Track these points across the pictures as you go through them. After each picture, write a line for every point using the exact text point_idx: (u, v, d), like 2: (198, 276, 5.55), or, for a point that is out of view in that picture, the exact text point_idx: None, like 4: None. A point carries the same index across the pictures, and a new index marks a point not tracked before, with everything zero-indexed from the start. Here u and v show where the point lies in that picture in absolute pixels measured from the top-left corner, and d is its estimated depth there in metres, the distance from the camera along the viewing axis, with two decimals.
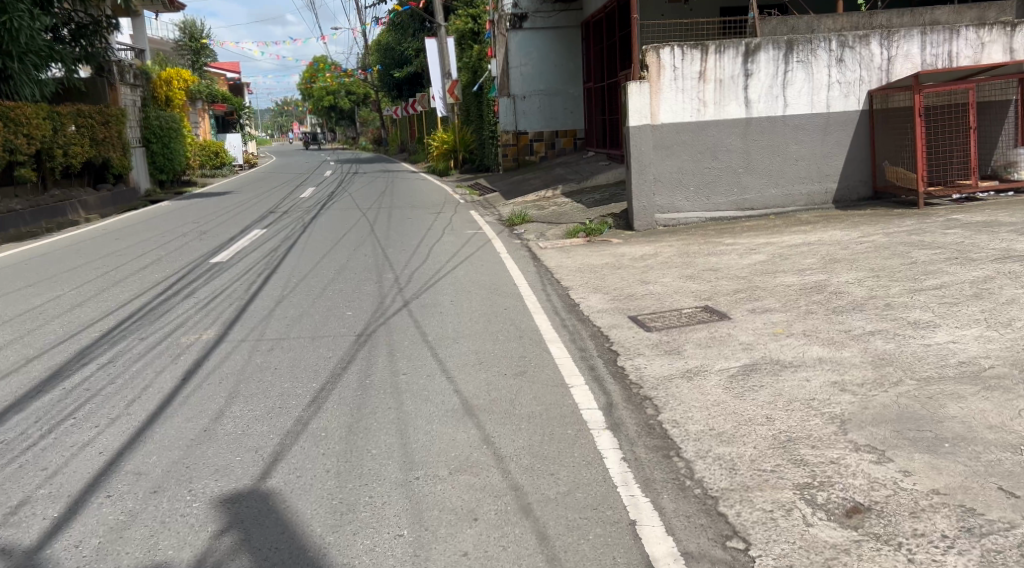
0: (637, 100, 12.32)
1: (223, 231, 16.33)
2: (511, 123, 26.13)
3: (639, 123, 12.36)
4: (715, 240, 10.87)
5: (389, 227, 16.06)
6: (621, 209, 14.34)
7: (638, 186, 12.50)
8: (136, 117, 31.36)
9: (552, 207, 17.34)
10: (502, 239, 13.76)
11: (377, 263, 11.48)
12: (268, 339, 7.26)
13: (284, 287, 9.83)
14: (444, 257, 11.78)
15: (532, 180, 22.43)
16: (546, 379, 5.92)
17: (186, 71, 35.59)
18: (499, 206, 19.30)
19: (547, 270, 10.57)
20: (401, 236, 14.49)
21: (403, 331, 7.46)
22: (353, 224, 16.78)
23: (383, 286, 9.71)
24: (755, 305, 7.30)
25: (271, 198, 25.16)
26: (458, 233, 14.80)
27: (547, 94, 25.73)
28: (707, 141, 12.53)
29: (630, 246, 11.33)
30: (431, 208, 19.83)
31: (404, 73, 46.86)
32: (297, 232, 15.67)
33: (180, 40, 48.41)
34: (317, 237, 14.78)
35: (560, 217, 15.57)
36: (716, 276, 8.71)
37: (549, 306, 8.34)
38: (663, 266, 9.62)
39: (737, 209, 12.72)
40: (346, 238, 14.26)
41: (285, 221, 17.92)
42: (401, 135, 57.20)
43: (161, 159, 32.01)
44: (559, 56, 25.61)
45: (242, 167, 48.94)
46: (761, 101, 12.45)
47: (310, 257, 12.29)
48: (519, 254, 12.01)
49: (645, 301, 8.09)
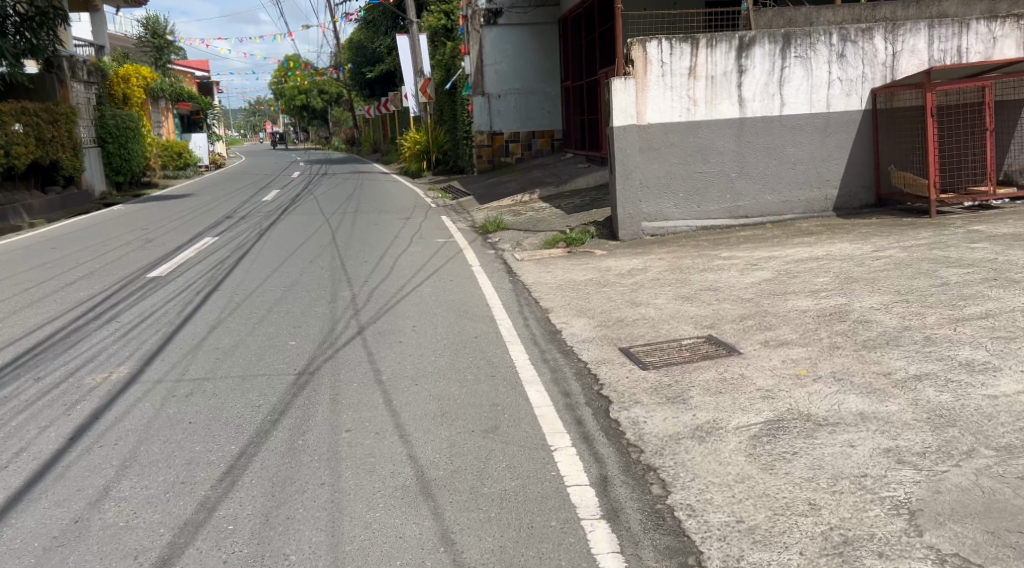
0: (621, 98, 11.21)
1: (171, 239, 15.15)
2: (485, 123, 24.90)
3: (623, 123, 11.27)
4: (710, 253, 9.80)
5: (352, 234, 14.92)
6: (604, 216, 13.24)
7: (623, 193, 11.41)
8: (91, 116, 30.04)
9: (529, 213, 16.21)
10: (474, 249, 12.63)
11: (332, 278, 10.35)
12: (188, 382, 6.13)
13: (223, 308, 8.70)
14: (409, 271, 10.67)
15: (507, 183, 21.31)
16: (523, 438, 4.78)
17: (145, 69, 34.29)
18: (472, 211, 18.17)
19: (522, 286, 9.45)
20: (364, 245, 13.35)
21: (353, 370, 6.31)
22: (315, 231, 15.64)
23: (336, 307, 8.58)
24: (768, 336, 6.20)
25: (231, 202, 23.95)
26: (427, 242, 13.68)
27: (524, 93, 24.65)
28: (698, 143, 11.46)
29: (616, 259, 10.24)
30: (399, 213, 18.71)
31: (377, 72, 45.54)
32: (252, 241, 14.52)
33: (142, 35, 46.87)
34: (273, 246, 13.63)
35: (537, 224, 14.44)
36: (717, 296, 7.61)
37: (525, 334, 7.22)
38: (655, 284, 8.52)
39: (731, 217, 11.65)
40: (303, 248, 13.13)
41: (242, 228, 16.76)
42: (374, 135, 55.84)
43: (117, 160, 30.66)
44: (535, 53, 24.49)
45: (208, 168, 47.47)
46: (756, 100, 11.37)
47: (259, 271, 11.14)
48: (492, 267, 10.90)
49: (637, 329, 6.98)
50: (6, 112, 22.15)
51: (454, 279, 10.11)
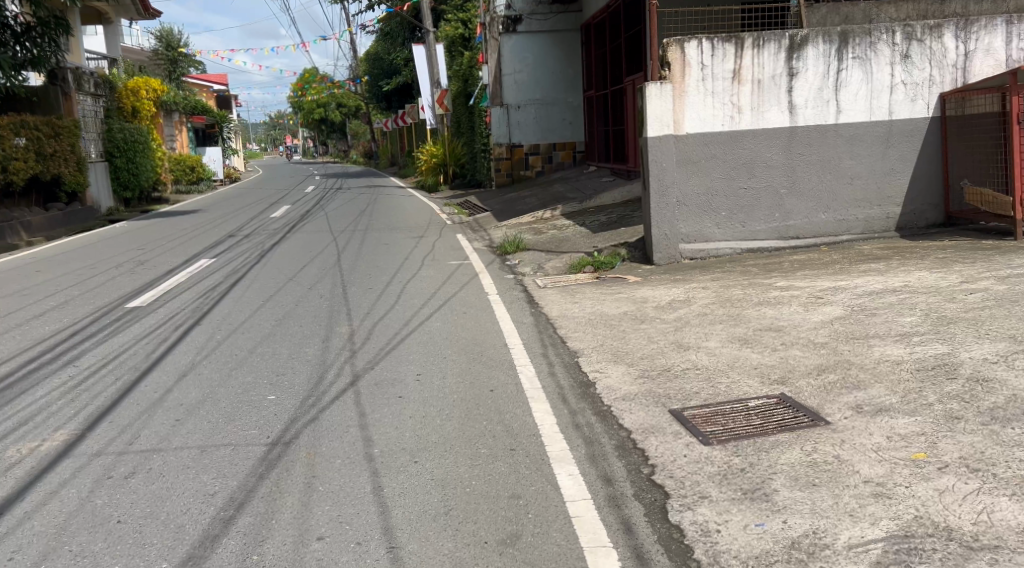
0: (656, 105, 10.00)
1: (165, 261, 14.05)
2: (504, 134, 23.74)
3: (659, 133, 10.04)
4: (761, 281, 8.52)
5: (360, 255, 13.77)
6: (635, 235, 11.97)
7: (658, 211, 10.16)
8: (99, 130, 29.19)
9: (551, 231, 14.97)
10: (492, 273, 11.43)
11: (330, 309, 9.15)
12: (132, 457, 4.93)
13: (199, 349, 7.52)
14: (418, 300, 9.45)
15: (527, 198, 20.13)
16: (552, 558, 3.56)
17: (155, 81, 33.46)
18: (490, 228, 17.00)
19: (546, 318, 8.23)
20: (373, 269, 12.15)
21: (339, 438, 5.11)
22: (320, 251, 14.49)
23: (329, 348, 7.37)
24: (861, 399, 4.89)
25: (238, 218, 22.92)
26: (440, 264, 12.49)
27: (544, 104, 23.47)
28: (742, 155, 10.21)
29: (652, 287, 8.98)
30: (412, 230, 17.55)
31: (394, 84, 44.56)
32: (250, 263, 13.39)
33: (158, 48, 46.30)
34: (271, 269, 12.49)
35: (561, 244, 13.20)
36: (783, 339, 6.33)
37: (551, 387, 5.98)
38: (703, 321, 7.26)
39: (780, 238, 10.36)
40: (303, 272, 11.96)
41: (243, 247, 15.64)
42: (392, 148, 54.92)
43: (125, 175, 29.80)
44: (556, 61, 23.31)
45: (223, 183, 46.66)
46: (808, 106, 10.11)
47: (250, 300, 9.99)
48: (511, 295, 9.68)
49: (688, 383, 5.72)
50: (6, 125, 21.26)
51: (468, 310, 8.89)
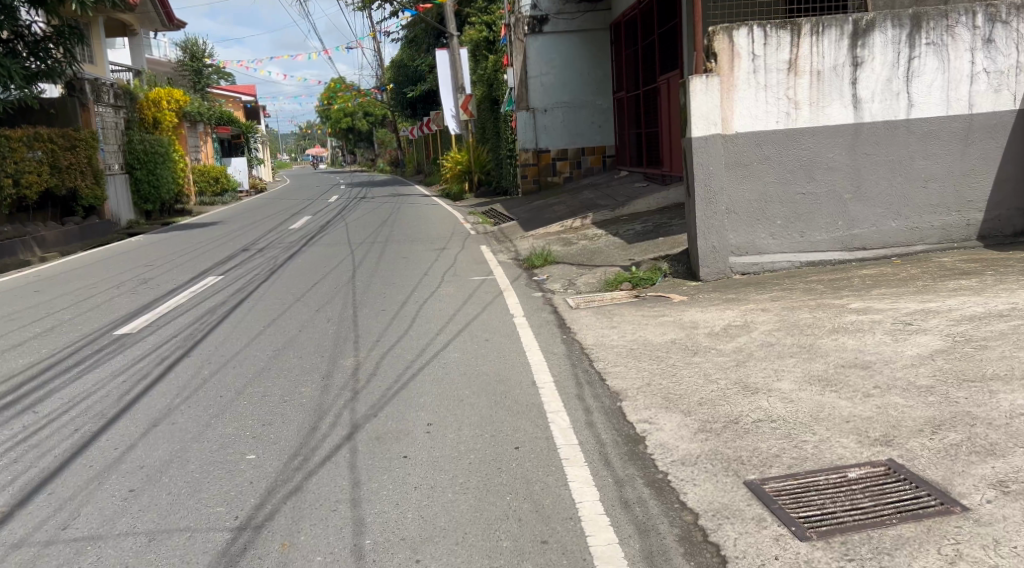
0: (702, 102, 8.84)
1: (168, 279, 13.00)
2: (530, 139, 22.62)
3: (704, 132, 8.90)
4: (831, 303, 7.36)
5: (377, 271, 12.68)
6: (676, 247, 10.81)
7: (706, 220, 8.99)
8: (117, 141, 28.43)
9: (582, 242, 13.81)
10: (519, 291, 10.32)
11: (336, 337, 8.07)
12: (61, 552, 3.85)
13: (179, 389, 6.41)
14: (434, 326, 8.34)
15: (556, 206, 19.01)
16: None
17: (176, 90, 32.72)
18: (517, 239, 15.89)
19: (580, 347, 7.09)
20: (387, 287, 11.04)
21: (326, 523, 4.02)
22: (334, 266, 13.41)
23: (327, 387, 6.28)
24: (1003, 472, 3.84)
25: (255, 230, 21.92)
26: (462, 281, 11.36)
27: (572, 106, 22.36)
28: (800, 156, 9.03)
29: (703, 308, 7.84)
30: (435, 242, 16.47)
31: (419, 91, 43.67)
32: (258, 280, 12.31)
33: (181, 58, 45.81)
34: (279, 288, 11.40)
35: (594, 257, 12.04)
36: (874, 381, 5.18)
37: (590, 444, 4.86)
38: (769, 354, 6.11)
39: (843, 249, 9.18)
40: (312, 292, 10.87)
41: (254, 263, 14.58)
42: (418, 157, 54.07)
43: (145, 187, 29.03)
44: (585, 62, 22.19)
45: (247, 193, 45.95)
46: (875, 100, 8.90)
47: (250, 325, 8.88)
48: (540, 318, 8.54)
49: (763, 442, 4.59)
50: (19, 137, 20.45)
51: (489, 336, 7.78)
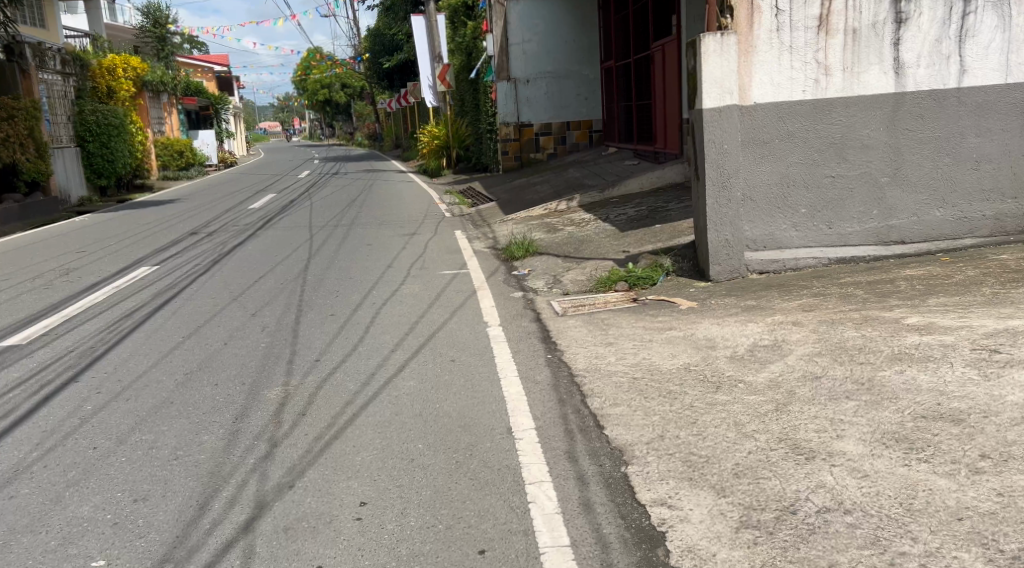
0: (715, 66, 7.34)
1: (95, 270, 11.46)
2: (511, 113, 21.11)
3: (718, 103, 7.41)
4: (879, 314, 5.93)
5: (333, 262, 11.20)
6: (678, 238, 9.36)
7: (717, 209, 7.53)
8: (67, 111, 26.68)
9: (568, 228, 12.34)
10: (496, 289, 8.87)
11: (266, 356, 6.57)
12: None
13: (42, 435, 4.92)
14: (387, 340, 6.87)
15: (539, 185, 17.52)
16: None
17: (133, 58, 30.94)
18: (495, 222, 14.41)
19: (568, 373, 5.64)
20: (342, 284, 9.53)
21: None
22: (286, 256, 11.90)
23: (236, 437, 4.80)
24: None
25: (211, 210, 20.33)
26: (430, 275, 9.87)
27: (557, 77, 20.78)
28: (831, 132, 7.55)
29: (717, 320, 6.40)
30: (404, 226, 14.96)
31: (395, 61, 41.76)
32: (196, 274, 10.78)
33: (145, 25, 43.71)
34: (217, 283, 9.89)
35: (582, 247, 10.57)
36: (977, 445, 3.77)
37: (586, 545, 3.44)
38: (819, 394, 4.66)
39: (878, 243, 7.70)
40: (251, 290, 9.37)
41: (198, 250, 13.07)
42: (396, 130, 52.19)
43: (99, 162, 27.32)
44: (570, 29, 20.68)
45: (216, 168, 44.14)
46: (920, 65, 7.43)
47: (167, 336, 7.36)
48: (518, 327, 7.09)
49: (838, 554, 3.18)
50: None
51: (457, 355, 6.30)
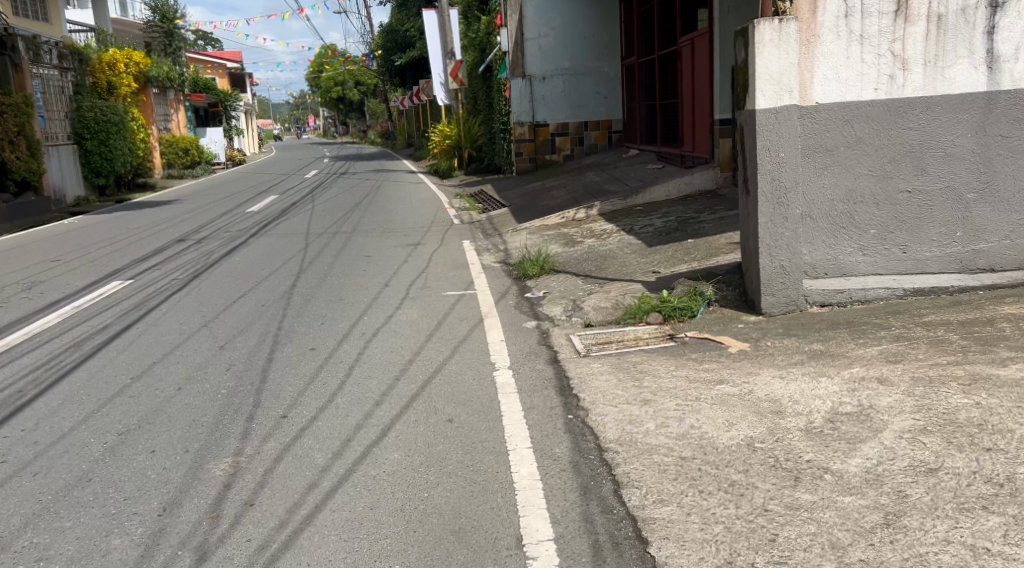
0: (771, 59, 6.08)
1: (62, 285, 10.41)
2: (525, 111, 19.85)
3: (774, 103, 6.15)
4: (989, 369, 4.64)
5: (325, 278, 10.07)
6: (718, 260, 8.11)
7: (771, 230, 6.29)
8: (64, 108, 25.72)
9: (589, 240, 11.11)
10: (506, 316, 7.66)
11: (222, 409, 5.40)
12: None
13: None
14: (371, 387, 5.67)
15: (554, 189, 16.29)
16: None
17: (135, 53, 29.94)
18: (508, 231, 13.20)
19: (594, 446, 4.41)
20: (330, 306, 8.39)
21: None
22: (274, 270, 10.79)
23: (154, 545, 3.65)
24: None
25: (207, 213, 19.28)
26: (431, 297, 8.69)
27: (574, 74, 19.64)
28: (906, 139, 6.24)
29: (778, 371, 5.15)
30: (409, 233, 13.82)
31: (408, 58, 40.50)
32: (172, 291, 9.68)
33: (152, 19, 42.68)
34: (190, 304, 8.76)
35: (605, 264, 9.35)
36: None
37: None
38: (942, 499, 3.45)
39: (965, 270, 6.33)
40: (226, 312, 8.23)
41: (181, 261, 11.97)
42: (409, 128, 50.97)
43: (97, 160, 26.30)
44: (590, 23, 19.45)
45: (224, 166, 43.15)
46: (1019, 59, 6.10)
47: (114, 376, 6.24)
48: (531, 371, 5.89)
49: None
50: None
51: (455, 413, 5.09)
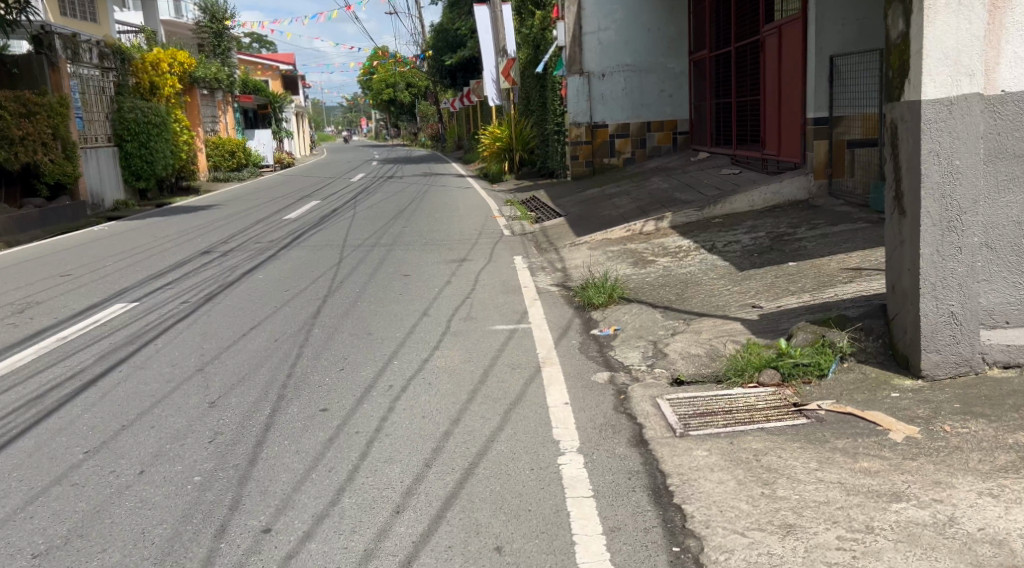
0: (947, 32, 4.46)
1: (59, 307, 9.08)
2: (583, 111, 18.04)
3: (949, 90, 4.51)
4: None
5: (354, 304, 8.58)
6: (836, 299, 6.46)
7: (936, 265, 4.64)
8: (104, 109, 24.73)
9: (662, 259, 9.50)
10: (571, 363, 6.12)
11: (188, 512, 3.95)
12: None
13: None
14: (390, 480, 4.17)
15: (617, 197, 14.69)
16: None
17: (179, 53, 28.85)
18: (567, 245, 11.64)
19: None
20: (353, 345, 6.88)
21: None
22: (298, 292, 9.34)
23: None
24: None
25: (243, 220, 17.98)
26: (477, 333, 7.15)
27: (637, 70, 17.97)
28: None
29: (982, 483, 3.57)
30: (455, 247, 12.30)
31: (458, 58, 39.18)
32: (176, 317, 8.28)
33: (201, 20, 41.90)
34: (190, 338, 7.32)
35: (687, 292, 7.75)
36: None
37: None
38: None
39: None
40: (229, 352, 6.76)
41: (199, 279, 10.57)
42: (460, 130, 49.69)
43: (137, 162, 25.31)
44: (654, 16, 17.83)
45: (273, 168, 42.25)
46: None
47: (65, 447, 4.80)
48: (610, 457, 4.33)
49: None
50: None
51: (507, 536, 3.58)
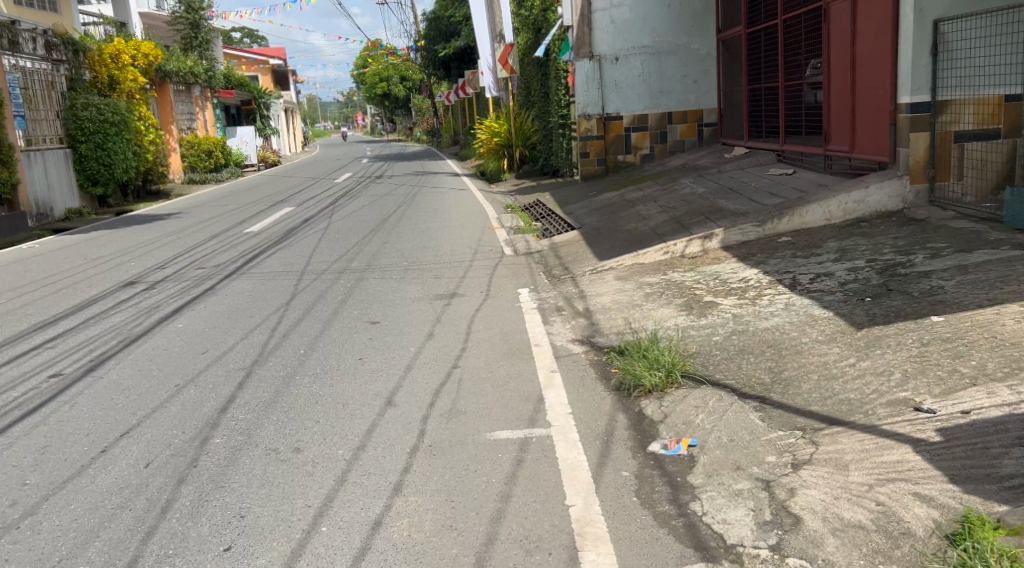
0: None
1: None
2: (594, 101, 15.35)
3: None
4: None
5: (289, 382, 5.90)
6: None
7: None
8: (53, 107, 21.96)
9: (726, 301, 6.85)
10: (630, 534, 3.52)
11: None
12: None
13: None
14: None
15: (642, 203, 12.01)
16: None
17: (143, 44, 26.03)
18: (587, 271, 8.99)
19: None
20: (262, 484, 4.25)
21: None
22: (217, 355, 6.67)
23: None
24: None
25: (197, 234, 15.26)
26: (471, 450, 4.50)
27: (655, 53, 15.29)
28: None
29: None
30: (443, 275, 9.63)
31: (452, 48, 36.30)
32: (22, 409, 5.58)
33: (177, 9, 38.96)
34: (14, 460, 4.68)
35: (786, 371, 5.09)
36: None
37: None
38: None
39: None
40: (56, 501, 4.14)
41: (95, 331, 7.88)
42: (456, 125, 46.83)
43: (93, 167, 22.56)
44: None
45: (256, 168, 39.46)
46: None
47: None
48: None
49: None
50: None
51: None
